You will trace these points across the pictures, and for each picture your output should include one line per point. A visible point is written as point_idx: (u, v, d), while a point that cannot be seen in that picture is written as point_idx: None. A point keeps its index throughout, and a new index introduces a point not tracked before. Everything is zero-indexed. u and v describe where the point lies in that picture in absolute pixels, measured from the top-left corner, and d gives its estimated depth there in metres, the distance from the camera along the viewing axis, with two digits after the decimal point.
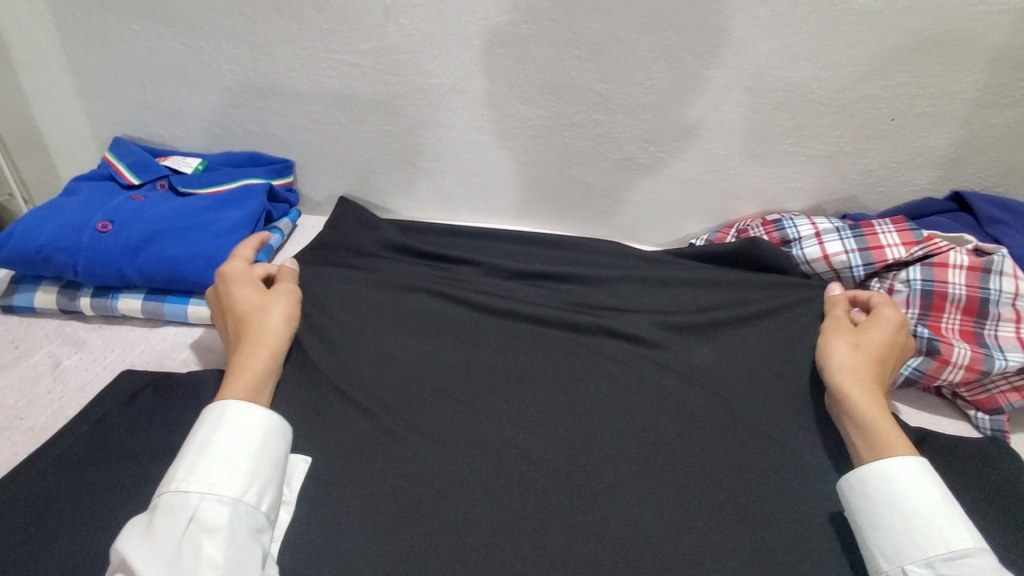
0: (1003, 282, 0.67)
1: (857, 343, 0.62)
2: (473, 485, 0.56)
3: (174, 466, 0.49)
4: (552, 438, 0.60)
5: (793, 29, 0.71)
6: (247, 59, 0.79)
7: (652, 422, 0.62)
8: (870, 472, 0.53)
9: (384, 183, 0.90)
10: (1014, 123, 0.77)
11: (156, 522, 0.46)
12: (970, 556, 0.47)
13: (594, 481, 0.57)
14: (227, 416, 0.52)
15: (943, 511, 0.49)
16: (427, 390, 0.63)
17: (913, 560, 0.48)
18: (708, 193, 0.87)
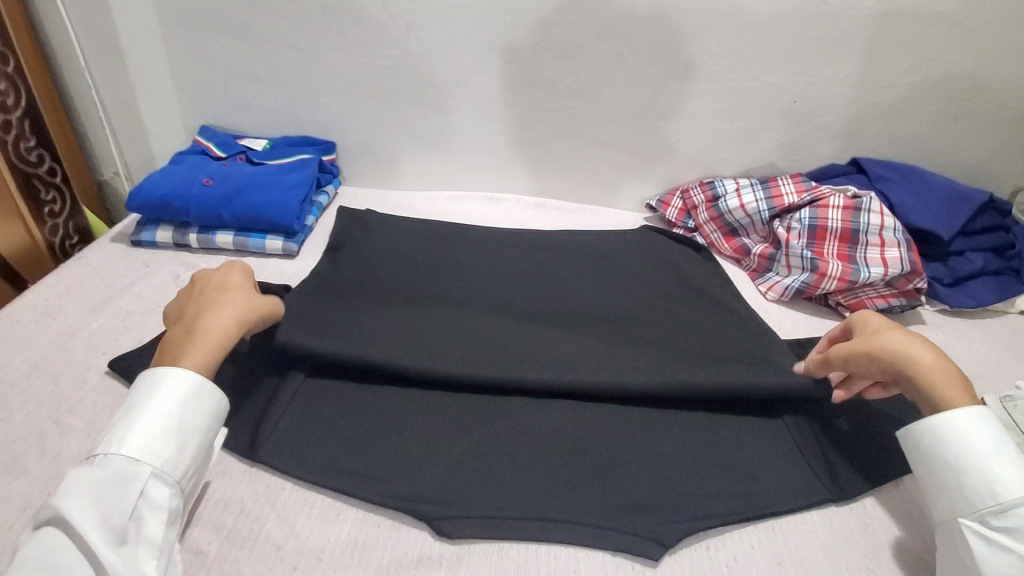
0: (871, 218, 0.89)
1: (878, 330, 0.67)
2: (471, 349, 0.75)
3: (120, 431, 0.55)
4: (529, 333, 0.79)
5: (709, 34, 0.95)
6: (304, 63, 1.05)
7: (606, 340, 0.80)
8: (926, 441, 0.59)
9: (404, 159, 1.15)
10: (891, 102, 0.99)
11: (101, 486, 0.52)
12: (1020, 506, 0.52)
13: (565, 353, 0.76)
14: (177, 401, 0.57)
15: (994, 467, 0.55)
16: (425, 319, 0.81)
17: (964, 514, 0.55)
18: (659, 164, 1.10)
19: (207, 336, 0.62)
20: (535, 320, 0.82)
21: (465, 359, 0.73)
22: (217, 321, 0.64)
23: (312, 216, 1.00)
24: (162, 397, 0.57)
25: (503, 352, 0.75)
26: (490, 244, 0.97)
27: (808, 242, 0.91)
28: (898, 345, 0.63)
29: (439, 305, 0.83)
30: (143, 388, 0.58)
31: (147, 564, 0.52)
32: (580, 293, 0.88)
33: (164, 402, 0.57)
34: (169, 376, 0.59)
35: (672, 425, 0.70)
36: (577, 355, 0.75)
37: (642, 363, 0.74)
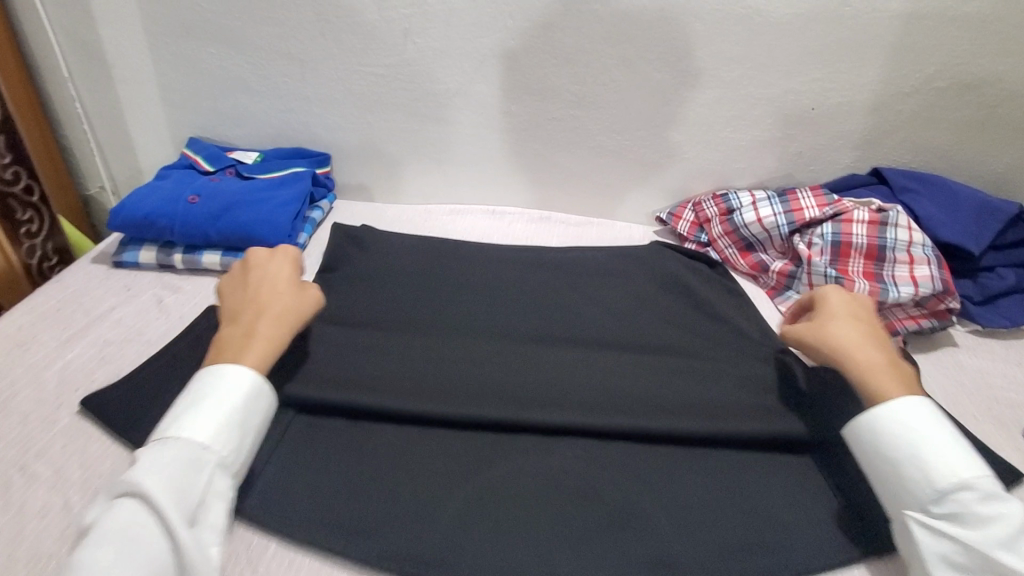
0: (899, 233, 0.84)
1: (834, 322, 0.69)
2: (478, 390, 0.69)
3: (190, 418, 0.56)
4: (541, 369, 0.73)
5: (723, 38, 0.90)
6: (296, 72, 1.00)
7: (620, 375, 0.73)
8: (865, 434, 0.60)
9: (402, 171, 1.10)
10: (915, 109, 0.94)
11: (172, 468, 0.53)
12: (954, 491, 0.54)
13: (581, 395, 0.70)
14: (244, 395, 0.59)
15: (932, 455, 0.56)
16: (430, 351, 0.75)
17: (907, 506, 0.56)
18: (670, 175, 1.05)
19: (258, 342, 0.63)
20: (545, 350, 0.76)
21: (468, 401, 0.68)
22: (266, 327, 0.65)
23: (305, 234, 0.95)
24: (228, 390, 0.59)
25: (510, 391, 0.69)
26: (492, 263, 0.92)
27: (831, 260, 0.85)
28: (838, 344, 0.67)
29: (440, 335, 0.78)
30: (211, 379, 0.60)
31: (211, 549, 0.53)
32: (592, 318, 0.83)
33: (231, 395, 0.59)
34: (234, 373, 0.60)
35: (694, 473, 0.64)
36: (589, 395, 0.70)
37: (657, 403, 0.69)
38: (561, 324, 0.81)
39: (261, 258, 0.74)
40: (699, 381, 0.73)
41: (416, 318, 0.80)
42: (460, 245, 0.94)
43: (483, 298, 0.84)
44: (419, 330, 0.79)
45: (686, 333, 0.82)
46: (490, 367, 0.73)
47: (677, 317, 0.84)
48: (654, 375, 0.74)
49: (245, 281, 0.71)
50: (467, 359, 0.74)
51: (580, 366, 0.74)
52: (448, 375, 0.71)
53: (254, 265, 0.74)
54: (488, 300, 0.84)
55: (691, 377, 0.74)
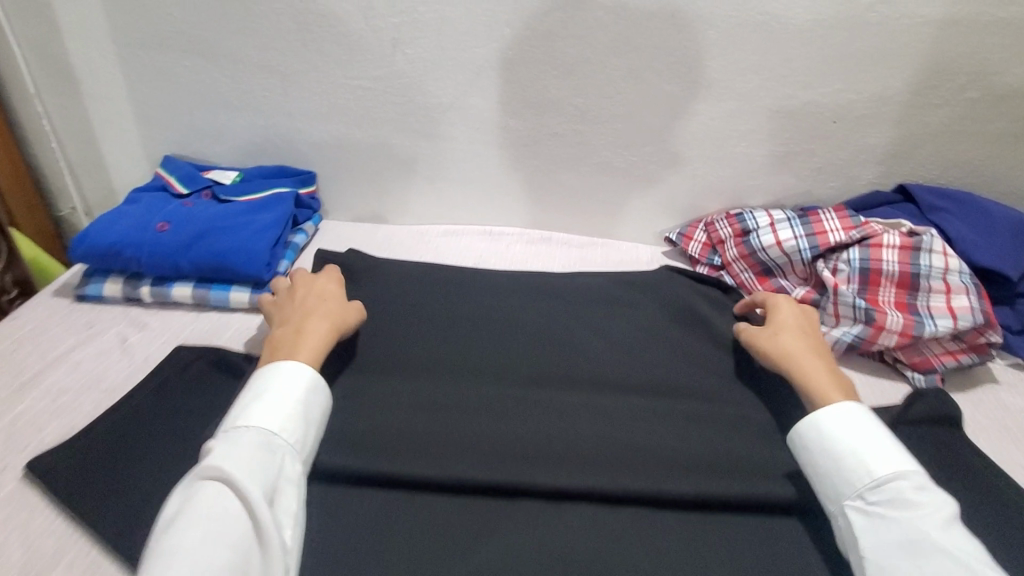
0: (933, 258, 0.77)
1: (776, 331, 0.71)
2: (479, 449, 0.62)
3: (258, 408, 0.57)
4: (545, 423, 0.66)
5: (739, 47, 0.83)
6: (277, 85, 0.93)
7: (631, 426, 0.66)
8: (806, 429, 0.61)
9: (393, 190, 1.02)
10: (946, 121, 0.87)
11: (246, 453, 0.54)
12: (889, 480, 0.54)
13: (590, 452, 0.63)
14: (306, 388, 0.61)
15: (867, 445, 0.57)
16: (425, 400, 0.68)
17: (846, 497, 0.55)
18: (680, 193, 0.97)
19: (308, 344, 0.65)
20: (547, 396, 0.69)
21: (463, 461, 0.61)
22: (315, 329, 0.67)
23: (286, 261, 0.88)
24: (291, 382, 0.60)
25: (509, 447, 0.63)
26: (488, 292, 0.84)
27: (859, 288, 0.78)
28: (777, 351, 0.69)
29: (432, 379, 0.71)
30: (272, 374, 0.61)
31: (287, 534, 0.52)
32: (600, 355, 0.75)
33: (294, 387, 0.60)
34: (291, 371, 0.61)
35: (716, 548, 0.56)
36: (596, 451, 0.63)
37: (671, 460, 0.62)
38: (566, 365, 0.73)
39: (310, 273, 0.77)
40: (715, 433, 0.67)
41: (410, 357, 0.73)
42: (455, 273, 0.87)
43: (481, 334, 0.77)
44: (413, 372, 0.72)
45: (701, 372, 0.74)
46: (491, 419, 0.66)
47: (691, 353, 0.77)
48: (667, 425, 0.67)
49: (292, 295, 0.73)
50: (467, 409, 0.67)
51: (585, 416, 0.67)
52: (439, 429, 0.64)
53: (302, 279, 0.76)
54: (485, 336, 0.77)
55: (706, 429, 0.67)
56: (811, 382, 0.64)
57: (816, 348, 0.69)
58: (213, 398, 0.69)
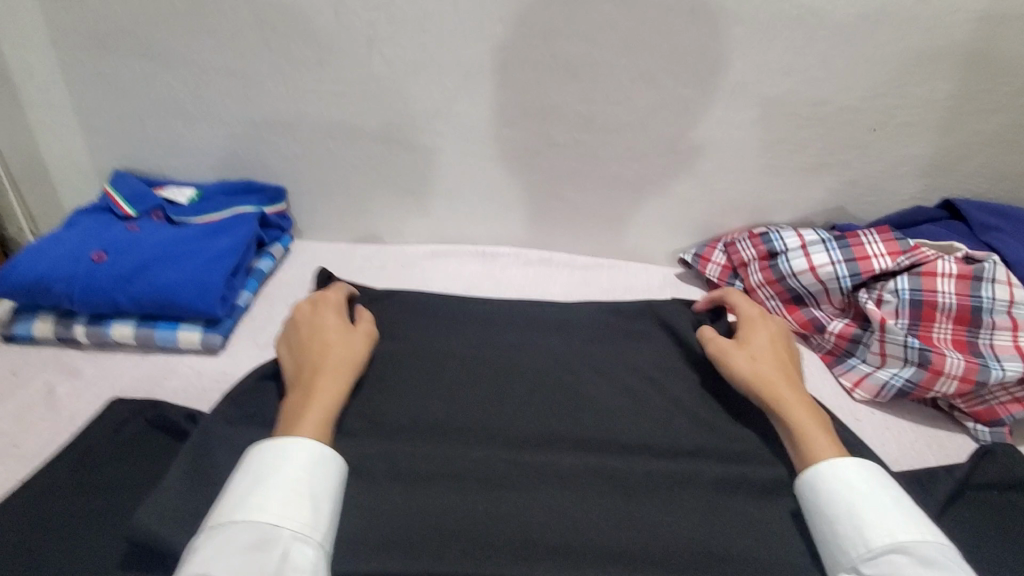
0: (996, 290, 0.67)
1: (751, 351, 0.63)
2: (462, 534, 0.52)
3: (253, 492, 0.48)
4: (541, 499, 0.55)
5: (766, 45, 0.72)
6: (239, 91, 0.82)
7: (640, 500, 0.55)
8: (799, 484, 0.53)
9: (373, 207, 0.91)
10: (1001, 129, 0.76)
11: (237, 555, 0.45)
12: (889, 553, 0.46)
13: (593, 538, 0.52)
14: (311, 460, 0.51)
15: (867, 509, 0.49)
16: (401, 470, 0.57)
17: (840, 567, 0.48)
18: (696, 210, 0.87)
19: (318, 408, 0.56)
20: (547, 459, 0.58)
21: (443, 553, 0.51)
22: (325, 387, 0.58)
23: (246, 291, 0.79)
24: (291, 454, 0.51)
25: (498, 531, 0.53)
26: (476, 327, 0.72)
27: (910, 324, 0.68)
28: (749, 374, 0.61)
29: (410, 439, 0.60)
30: (269, 451, 0.52)
31: None
32: (606, 403, 0.64)
33: (294, 459, 0.51)
34: (298, 446, 0.52)
35: None
36: (603, 534, 0.53)
37: (688, 543, 0.52)
38: (564, 419, 0.62)
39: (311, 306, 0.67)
40: (737, 506, 0.55)
41: (385, 412, 0.62)
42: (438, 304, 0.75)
43: (470, 380, 0.65)
44: (386, 434, 0.60)
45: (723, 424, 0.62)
46: (476, 494, 0.55)
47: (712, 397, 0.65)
48: (680, 495, 0.56)
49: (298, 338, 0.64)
50: (450, 479, 0.57)
51: (592, 486, 0.56)
52: (416, 510, 0.54)
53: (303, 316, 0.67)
54: (474, 381, 0.65)
55: (726, 500, 0.56)
56: (789, 415, 0.57)
57: (791, 371, 0.62)
58: (149, 466, 0.59)
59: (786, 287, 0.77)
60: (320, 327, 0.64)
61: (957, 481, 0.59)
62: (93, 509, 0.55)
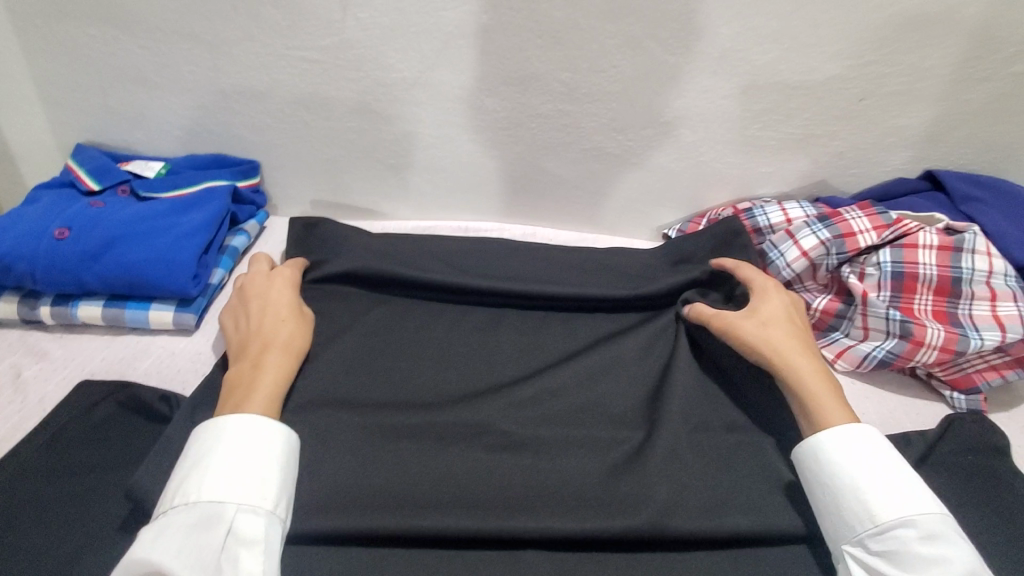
0: (976, 261, 0.68)
1: (765, 322, 0.65)
2: (437, 492, 0.55)
3: (190, 476, 0.49)
4: (508, 461, 0.58)
5: (756, 11, 0.70)
6: (206, 59, 0.78)
7: (607, 460, 0.59)
8: (801, 451, 0.56)
9: (353, 181, 0.88)
10: (987, 98, 0.76)
11: (183, 535, 0.46)
12: (897, 527, 0.50)
13: (559, 492, 0.56)
14: (250, 435, 0.52)
15: (872, 486, 0.52)
16: (381, 437, 0.59)
17: (845, 539, 0.51)
18: (681, 182, 0.85)
19: (269, 380, 0.58)
20: (518, 429, 0.61)
21: (443, 507, 0.54)
22: (275, 364, 0.59)
23: (220, 269, 0.76)
24: (233, 431, 0.52)
25: (497, 492, 0.56)
26: (475, 317, 0.74)
27: (892, 296, 0.69)
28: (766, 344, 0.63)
29: (412, 408, 0.62)
30: (207, 426, 0.53)
31: None
32: (580, 378, 0.66)
33: (232, 435, 0.51)
34: (226, 425, 0.52)
35: None
36: (597, 491, 0.56)
37: (672, 499, 0.56)
38: (538, 393, 0.64)
39: (256, 280, 0.69)
40: (697, 466, 0.59)
41: (367, 390, 0.64)
42: (418, 286, 0.75)
43: (448, 361, 0.68)
44: (366, 408, 0.62)
45: (697, 400, 0.65)
46: (450, 458, 0.58)
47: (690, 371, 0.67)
48: (653, 462, 0.58)
49: (247, 313, 0.65)
50: (425, 442, 0.59)
51: (562, 449, 0.60)
52: (420, 473, 0.57)
53: (255, 290, 0.68)
54: (450, 365, 0.68)
55: (690, 464, 0.59)
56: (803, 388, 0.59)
57: (802, 340, 0.64)
58: (121, 448, 0.58)
59: (777, 272, 0.74)
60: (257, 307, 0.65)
61: (929, 444, 0.61)
62: (65, 490, 0.54)
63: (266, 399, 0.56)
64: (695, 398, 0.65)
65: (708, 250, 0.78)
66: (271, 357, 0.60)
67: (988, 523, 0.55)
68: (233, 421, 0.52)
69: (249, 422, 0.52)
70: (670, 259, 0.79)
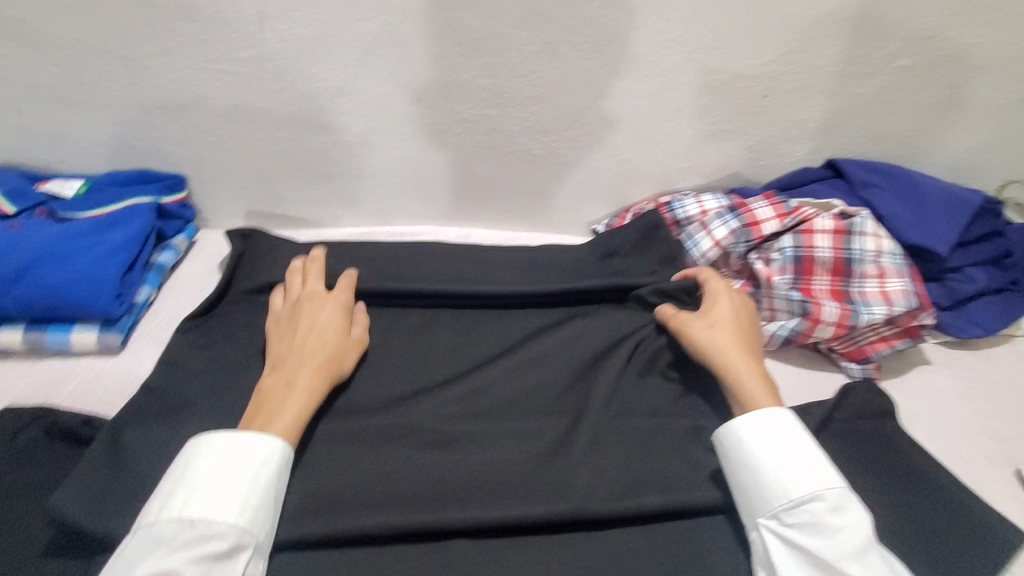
0: (865, 242, 0.74)
1: (713, 324, 0.69)
2: (371, 492, 0.58)
3: (220, 496, 0.50)
4: (443, 457, 0.61)
5: (660, 16, 0.74)
6: (123, 74, 0.76)
7: (535, 449, 0.63)
8: (723, 434, 0.61)
9: (284, 191, 0.89)
10: (875, 92, 0.82)
11: (201, 557, 0.47)
12: (808, 501, 0.54)
13: (491, 482, 0.59)
14: (277, 468, 0.54)
15: (785, 464, 0.56)
16: (315, 444, 0.61)
17: (761, 513, 0.56)
18: (605, 179, 0.89)
19: (298, 404, 0.59)
20: (453, 426, 0.64)
21: (377, 505, 0.56)
22: (306, 388, 0.60)
23: (146, 287, 0.76)
24: (265, 458, 0.53)
25: (431, 487, 0.58)
26: (408, 319, 0.76)
27: (793, 278, 0.75)
28: (711, 345, 0.67)
29: (346, 415, 0.64)
30: (231, 442, 0.53)
31: None
32: (510, 373, 0.69)
33: (265, 464, 0.53)
34: (260, 448, 0.53)
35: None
36: (525, 479, 0.60)
37: (593, 481, 0.60)
38: (470, 390, 0.67)
39: (313, 295, 0.70)
40: (618, 448, 0.63)
41: None
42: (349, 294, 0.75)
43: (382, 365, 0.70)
44: None
45: (619, 386, 0.69)
46: (384, 459, 0.60)
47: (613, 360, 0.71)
48: (576, 449, 0.62)
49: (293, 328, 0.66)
50: (359, 445, 0.61)
51: (494, 442, 0.63)
52: (354, 475, 0.59)
53: (307, 306, 0.69)
54: (384, 369, 0.70)
55: (612, 447, 0.63)
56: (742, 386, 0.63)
57: (747, 342, 0.67)
58: (49, 473, 0.58)
59: (693, 261, 0.80)
60: (301, 325, 0.66)
61: (826, 414, 0.66)
62: None
63: (289, 423, 0.57)
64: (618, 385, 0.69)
65: (633, 243, 0.81)
66: (305, 380, 0.61)
67: (872, 480, 0.62)
68: (262, 441, 0.54)
69: (276, 452, 0.54)
70: (596, 254, 0.83)
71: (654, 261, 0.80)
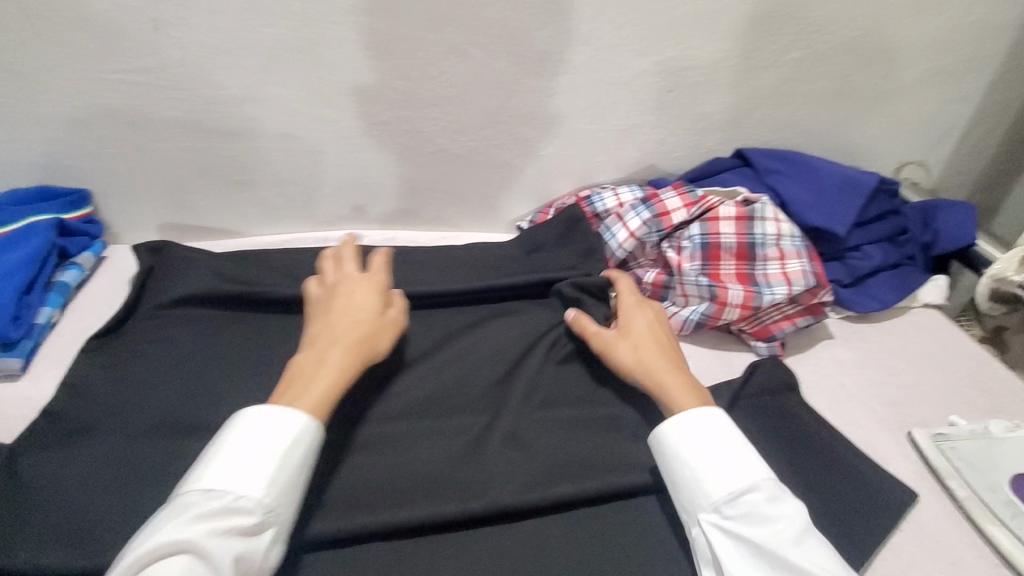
0: (766, 226, 0.78)
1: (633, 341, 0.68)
2: None
3: (254, 471, 0.48)
4: (362, 462, 0.61)
5: (562, 16, 0.76)
6: (11, 87, 0.73)
7: (453, 447, 0.64)
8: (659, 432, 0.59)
9: (200, 201, 0.87)
10: (774, 83, 0.87)
11: (228, 532, 0.45)
12: (746, 492, 0.53)
13: (408, 482, 0.60)
14: (307, 450, 0.52)
15: (720, 456, 0.56)
16: None
17: (703, 508, 0.54)
18: (526, 176, 0.91)
19: (326, 381, 0.55)
20: (373, 430, 0.64)
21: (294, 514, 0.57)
22: (336, 364, 0.57)
23: (47, 307, 0.74)
24: (294, 438, 0.51)
25: (348, 492, 0.59)
26: None
27: (702, 265, 0.78)
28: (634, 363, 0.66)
29: None
30: (268, 416, 0.51)
31: None
32: (431, 373, 0.70)
33: (295, 444, 0.51)
34: (295, 423, 0.51)
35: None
36: (443, 477, 0.61)
37: (509, 474, 0.61)
38: (390, 392, 0.68)
39: (349, 277, 0.67)
40: (534, 439, 0.65)
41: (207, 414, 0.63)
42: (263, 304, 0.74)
43: None
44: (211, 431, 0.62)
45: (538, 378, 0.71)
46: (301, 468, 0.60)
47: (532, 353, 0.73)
48: (494, 444, 0.63)
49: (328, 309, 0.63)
50: None
51: (413, 442, 0.64)
52: None
53: (344, 288, 0.66)
54: None
55: (529, 439, 0.65)
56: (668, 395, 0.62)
57: (667, 353, 0.67)
58: None
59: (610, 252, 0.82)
60: (337, 305, 0.63)
61: (733, 393, 0.70)
62: None
63: (317, 399, 0.54)
64: (537, 378, 0.71)
65: (552, 238, 0.83)
66: (337, 357, 0.58)
67: (774, 450, 0.66)
68: (296, 418, 0.51)
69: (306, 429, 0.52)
70: (518, 250, 0.85)
71: (574, 254, 0.82)
